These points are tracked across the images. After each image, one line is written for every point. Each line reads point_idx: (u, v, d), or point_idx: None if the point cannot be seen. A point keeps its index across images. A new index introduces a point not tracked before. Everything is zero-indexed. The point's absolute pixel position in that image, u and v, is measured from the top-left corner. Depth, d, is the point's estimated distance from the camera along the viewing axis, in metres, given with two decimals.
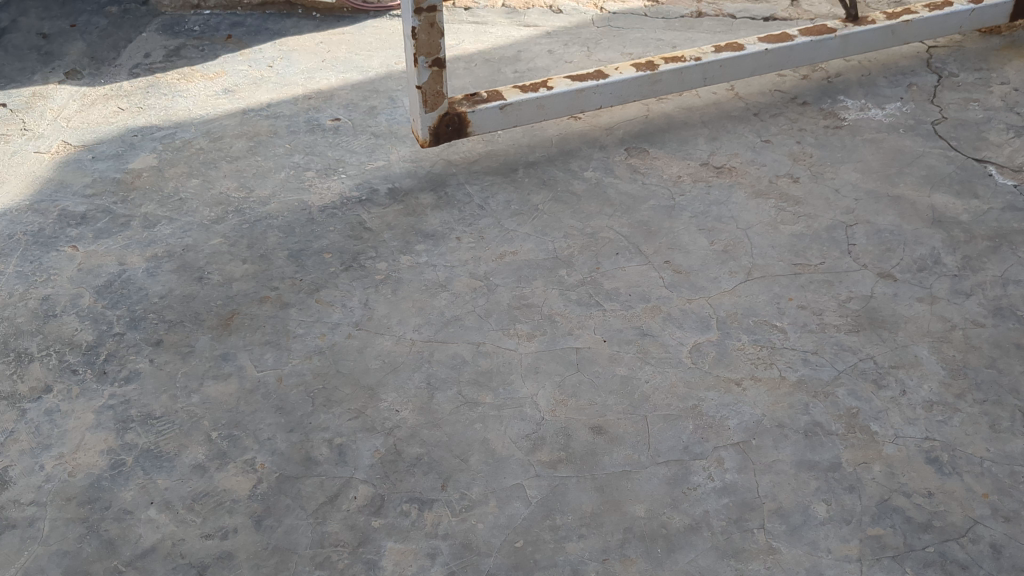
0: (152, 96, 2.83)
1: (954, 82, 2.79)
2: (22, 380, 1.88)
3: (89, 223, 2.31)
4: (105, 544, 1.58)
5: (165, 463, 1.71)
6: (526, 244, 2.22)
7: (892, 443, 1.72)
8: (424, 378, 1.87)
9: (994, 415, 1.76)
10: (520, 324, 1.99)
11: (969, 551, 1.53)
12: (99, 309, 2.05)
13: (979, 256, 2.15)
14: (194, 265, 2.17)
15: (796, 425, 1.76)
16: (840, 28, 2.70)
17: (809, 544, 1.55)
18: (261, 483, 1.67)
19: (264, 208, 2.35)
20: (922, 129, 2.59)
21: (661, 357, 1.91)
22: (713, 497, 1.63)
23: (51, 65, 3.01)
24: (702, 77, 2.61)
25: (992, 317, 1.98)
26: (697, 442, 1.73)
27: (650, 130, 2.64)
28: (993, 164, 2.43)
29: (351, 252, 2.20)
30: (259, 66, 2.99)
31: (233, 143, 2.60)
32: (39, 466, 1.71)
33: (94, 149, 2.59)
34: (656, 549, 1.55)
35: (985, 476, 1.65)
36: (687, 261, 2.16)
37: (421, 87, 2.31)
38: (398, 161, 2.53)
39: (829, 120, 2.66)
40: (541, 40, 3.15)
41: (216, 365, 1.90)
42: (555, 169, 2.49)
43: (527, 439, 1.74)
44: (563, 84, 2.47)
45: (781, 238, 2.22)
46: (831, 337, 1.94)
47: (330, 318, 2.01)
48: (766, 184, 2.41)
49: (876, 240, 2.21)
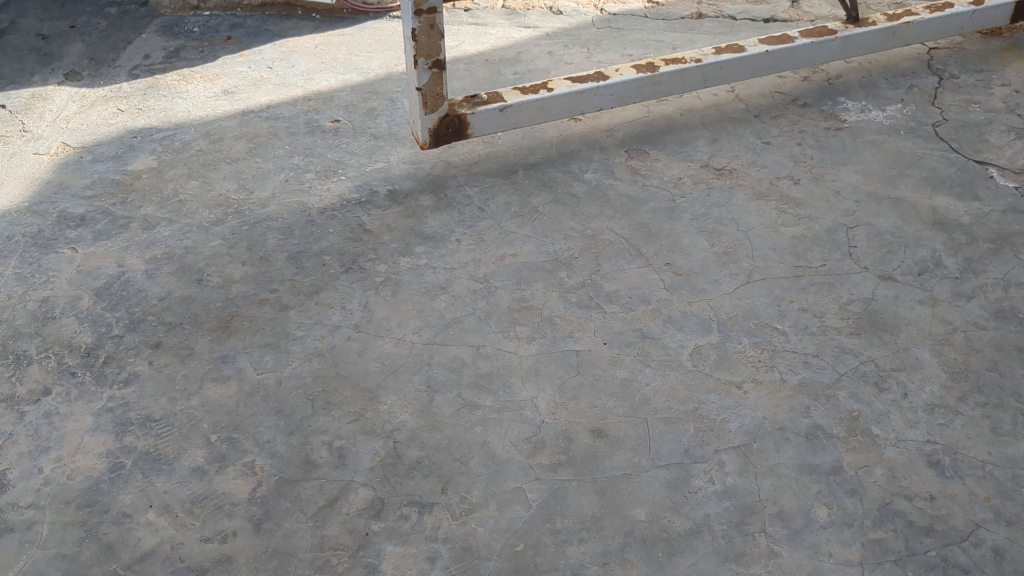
0: (151, 97, 2.83)
1: (955, 83, 2.78)
2: (21, 383, 1.88)
3: (89, 225, 2.30)
4: (104, 548, 1.57)
5: (165, 466, 1.70)
6: (526, 246, 2.22)
7: (893, 446, 1.71)
8: (424, 381, 1.86)
9: (996, 419, 1.76)
10: (520, 327, 1.98)
11: (971, 555, 1.53)
12: (98, 312, 2.04)
13: (980, 259, 2.14)
14: (193, 267, 2.16)
15: (797, 428, 1.75)
16: (841, 30, 2.70)
17: (811, 548, 1.55)
18: (260, 486, 1.66)
19: (264, 210, 2.34)
20: (923, 131, 2.58)
21: (662, 360, 1.90)
22: (714, 500, 1.63)
23: (51, 66, 3.01)
24: (703, 79, 2.60)
25: (994, 320, 1.98)
26: (697, 445, 1.72)
27: (650, 131, 2.64)
28: (994, 166, 2.43)
29: (351, 254, 2.19)
30: (258, 68, 2.99)
31: (232, 145, 2.59)
32: (37, 470, 1.70)
33: (94, 150, 2.58)
34: (657, 553, 1.54)
35: (987, 480, 1.65)
36: (688, 264, 2.16)
37: (422, 89, 2.30)
38: (398, 163, 2.52)
39: (830, 122, 2.65)
40: (541, 41, 3.14)
41: (215, 367, 1.90)
42: (555, 171, 2.49)
43: (526, 442, 1.73)
44: (563, 86, 2.47)
45: (782, 241, 2.22)
46: (832, 340, 1.94)
47: (329, 320, 2.01)
48: (766, 186, 2.40)
49: (877, 242, 2.20)
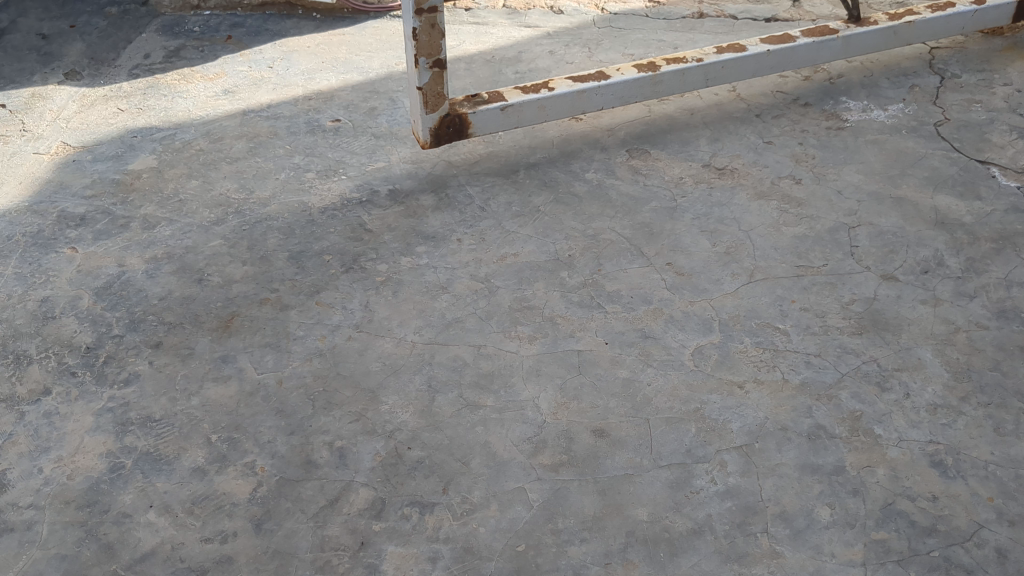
0: (151, 97, 2.82)
1: (957, 83, 2.78)
2: (21, 383, 1.87)
3: (89, 225, 2.29)
4: (104, 548, 1.56)
5: (165, 466, 1.69)
6: (527, 246, 2.21)
7: (896, 446, 1.71)
8: (425, 381, 1.85)
9: (998, 419, 1.75)
10: (521, 327, 1.98)
11: (974, 556, 1.52)
12: (98, 311, 2.04)
13: (982, 259, 2.14)
14: (193, 267, 2.15)
15: (799, 428, 1.75)
16: (842, 29, 2.69)
17: (813, 548, 1.54)
18: (260, 486, 1.66)
19: (264, 210, 2.33)
20: (925, 130, 2.58)
21: (664, 360, 1.90)
22: (715, 501, 1.62)
23: (51, 66, 3.00)
24: (704, 78, 2.60)
25: (996, 320, 1.97)
26: (699, 445, 1.72)
27: (651, 131, 2.63)
28: (996, 165, 2.42)
29: (351, 254, 2.19)
30: (259, 67, 2.98)
31: (232, 145, 2.58)
32: (37, 470, 1.70)
33: (94, 150, 2.58)
34: (659, 554, 1.54)
35: (990, 480, 1.64)
36: (689, 264, 2.15)
37: (422, 88, 2.29)
38: (398, 163, 2.52)
39: (831, 121, 2.65)
40: (542, 41, 3.14)
41: (215, 367, 1.89)
42: (556, 170, 2.48)
43: (528, 442, 1.73)
44: (564, 86, 2.46)
45: (784, 241, 2.21)
46: (834, 340, 1.93)
47: (330, 320, 2.00)
48: (768, 185, 2.40)
49: (879, 242, 2.20)
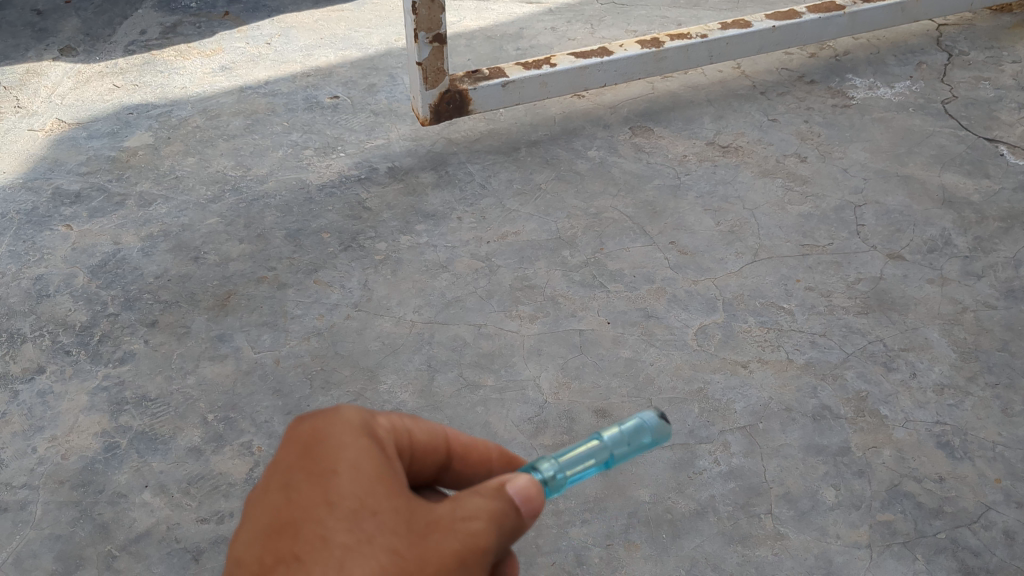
0: (147, 73, 2.78)
1: (965, 60, 2.74)
2: (15, 361, 1.85)
3: (84, 202, 2.26)
4: (98, 528, 1.54)
5: (160, 446, 1.67)
6: (528, 224, 2.18)
7: (902, 427, 1.68)
8: (424, 360, 1.83)
9: (1006, 399, 1.72)
10: (521, 306, 1.95)
11: (981, 538, 1.50)
12: (93, 289, 2.01)
13: (990, 238, 2.10)
14: (189, 245, 2.12)
15: (804, 409, 1.72)
16: (849, 5, 2.64)
17: (818, 529, 1.52)
18: (257, 466, 1.63)
19: (262, 187, 2.30)
20: (932, 108, 2.53)
21: (667, 340, 1.87)
22: (719, 481, 1.60)
23: (44, 42, 2.95)
24: (708, 55, 2.55)
25: (1005, 299, 1.94)
26: (703, 426, 1.69)
27: (653, 108, 2.59)
28: (1004, 144, 2.39)
29: (350, 232, 2.16)
30: (257, 43, 2.94)
31: (230, 122, 2.55)
32: (31, 449, 1.67)
33: (89, 127, 2.54)
34: (661, 535, 1.52)
35: (998, 462, 1.62)
36: (693, 242, 2.12)
37: (422, 63, 2.25)
38: (398, 140, 2.48)
39: (837, 99, 2.61)
40: (544, 17, 3.09)
41: (213, 346, 1.87)
42: (558, 148, 2.44)
43: (529, 422, 1.70)
44: (566, 62, 2.42)
45: (789, 219, 2.18)
46: (840, 320, 1.90)
47: (328, 299, 1.97)
48: (773, 164, 2.36)
49: (884, 221, 2.16)
